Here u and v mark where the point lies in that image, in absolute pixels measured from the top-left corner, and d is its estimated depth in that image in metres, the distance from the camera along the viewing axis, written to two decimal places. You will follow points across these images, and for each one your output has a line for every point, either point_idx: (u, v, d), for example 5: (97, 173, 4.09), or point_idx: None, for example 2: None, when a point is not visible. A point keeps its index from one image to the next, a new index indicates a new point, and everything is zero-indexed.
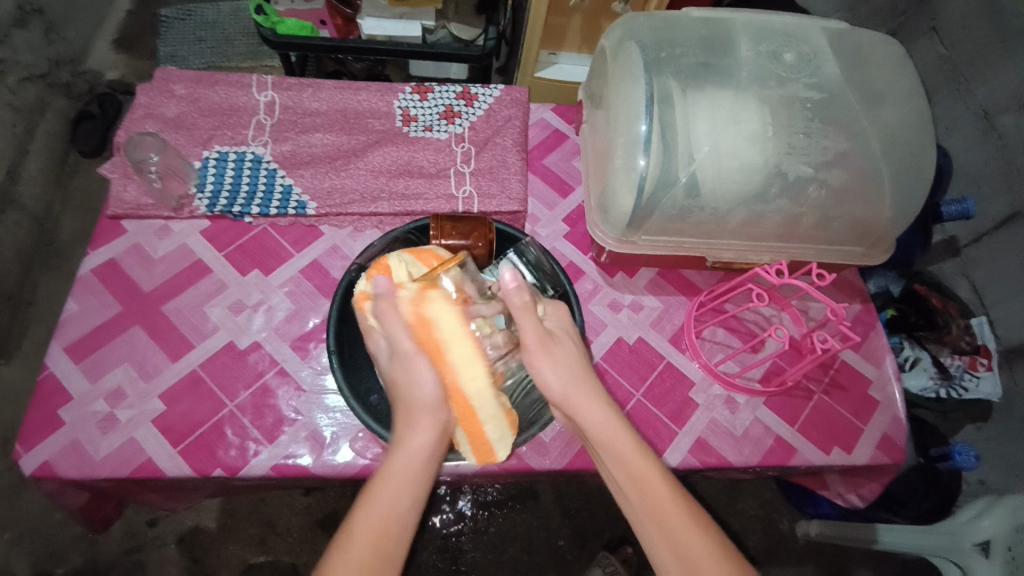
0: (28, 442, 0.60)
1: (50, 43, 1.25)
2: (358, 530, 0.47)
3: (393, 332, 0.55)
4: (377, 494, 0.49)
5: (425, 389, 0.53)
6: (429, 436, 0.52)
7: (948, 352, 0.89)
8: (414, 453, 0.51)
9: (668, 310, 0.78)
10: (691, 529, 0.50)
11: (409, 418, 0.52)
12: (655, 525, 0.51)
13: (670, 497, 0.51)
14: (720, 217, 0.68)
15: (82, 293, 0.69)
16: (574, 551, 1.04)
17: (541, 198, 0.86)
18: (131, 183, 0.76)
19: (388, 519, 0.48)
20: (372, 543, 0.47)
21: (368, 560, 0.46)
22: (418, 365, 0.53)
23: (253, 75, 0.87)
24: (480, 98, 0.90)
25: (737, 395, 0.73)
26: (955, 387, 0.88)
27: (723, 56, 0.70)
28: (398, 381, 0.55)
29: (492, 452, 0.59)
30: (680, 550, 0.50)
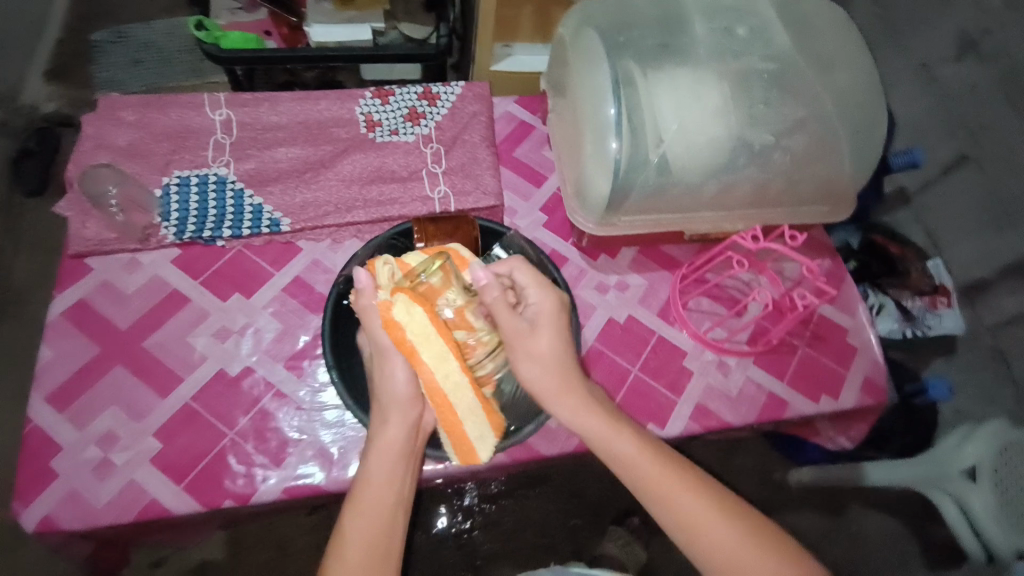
0: (24, 498, 0.58)
1: None
2: (351, 531, 0.51)
3: (376, 330, 0.56)
4: (366, 496, 0.52)
5: (396, 386, 0.56)
6: (399, 429, 0.55)
7: (910, 295, 0.91)
8: (394, 451, 0.55)
9: (652, 286, 0.80)
10: (678, 489, 0.53)
11: (378, 416, 0.56)
12: (651, 491, 0.53)
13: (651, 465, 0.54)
14: (695, 192, 0.70)
15: (55, 338, 0.66)
16: (589, 527, 1.05)
17: (515, 189, 0.86)
18: (90, 219, 0.72)
19: (382, 515, 0.52)
20: (370, 541, 0.50)
21: (366, 555, 0.50)
22: (393, 366, 0.56)
23: (204, 94, 0.84)
24: (443, 97, 0.89)
25: (727, 358, 0.75)
26: (919, 326, 0.90)
27: (680, 34, 0.72)
28: (377, 383, 0.58)
29: (474, 453, 0.59)
30: (673, 510, 0.52)
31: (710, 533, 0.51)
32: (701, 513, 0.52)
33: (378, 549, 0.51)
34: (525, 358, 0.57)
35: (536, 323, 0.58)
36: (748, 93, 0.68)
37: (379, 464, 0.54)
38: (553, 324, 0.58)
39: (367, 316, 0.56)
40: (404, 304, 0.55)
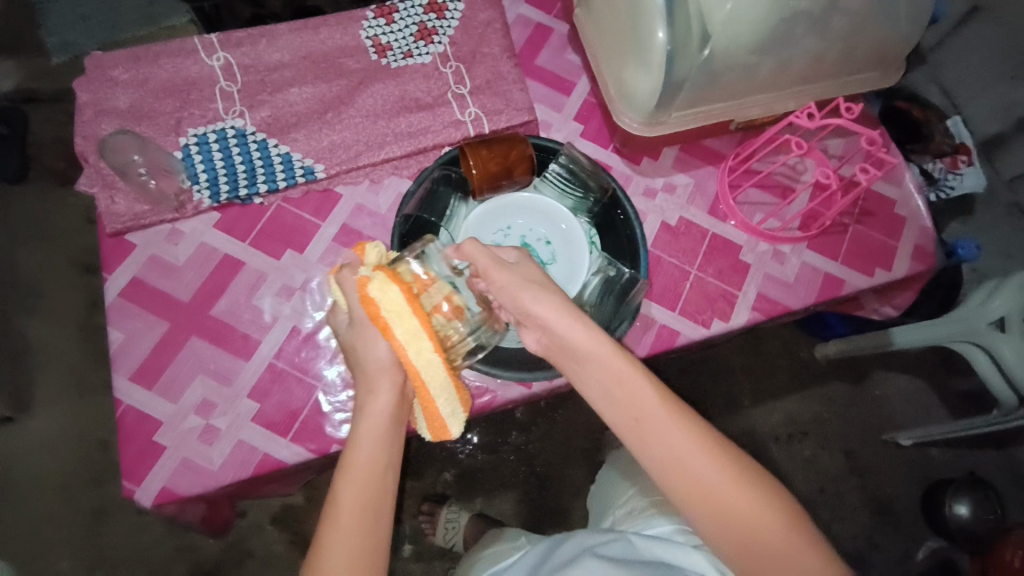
0: (136, 476, 0.60)
1: None
2: (345, 498, 0.47)
3: (355, 305, 0.52)
4: (352, 466, 0.48)
5: (380, 358, 0.51)
6: (388, 398, 0.51)
7: (931, 159, 0.94)
8: (381, 422, 0.50)
9: (700, 183, 0.79)
10: (674, 431, 0.47)
11: (368, 383, 0.52)
12: (649, 439, 0.47)
13: (654, 410, 0.48)
14: (747, 72, 0.67)
15: (121, 320, 0.66)
16: None
17: (546, 101, 0.82)
18: (117, 193, 0.69)
19: (369, 488, 0.47)
20: (362, 506, 0.47)
21: (358, 522, 0.46)
22: (371, 340, 0.52)
23: (194, 38, 0.76)
24: (451, 7, 0.82)
25: (782, 246, 0.76)
26: (942, 189, 0.94)
27: None
28: (357, 358, 0.54)
29: (444, 429, 0.53)
30: (668, 459, 0.47)
31: (709, 480, 0.46)
32: (699, 462, 0.46)
33: (361, 530, 0.46)
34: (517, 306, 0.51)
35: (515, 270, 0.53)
36: None
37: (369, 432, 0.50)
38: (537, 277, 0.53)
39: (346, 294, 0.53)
40: (379, 280, 0.50)
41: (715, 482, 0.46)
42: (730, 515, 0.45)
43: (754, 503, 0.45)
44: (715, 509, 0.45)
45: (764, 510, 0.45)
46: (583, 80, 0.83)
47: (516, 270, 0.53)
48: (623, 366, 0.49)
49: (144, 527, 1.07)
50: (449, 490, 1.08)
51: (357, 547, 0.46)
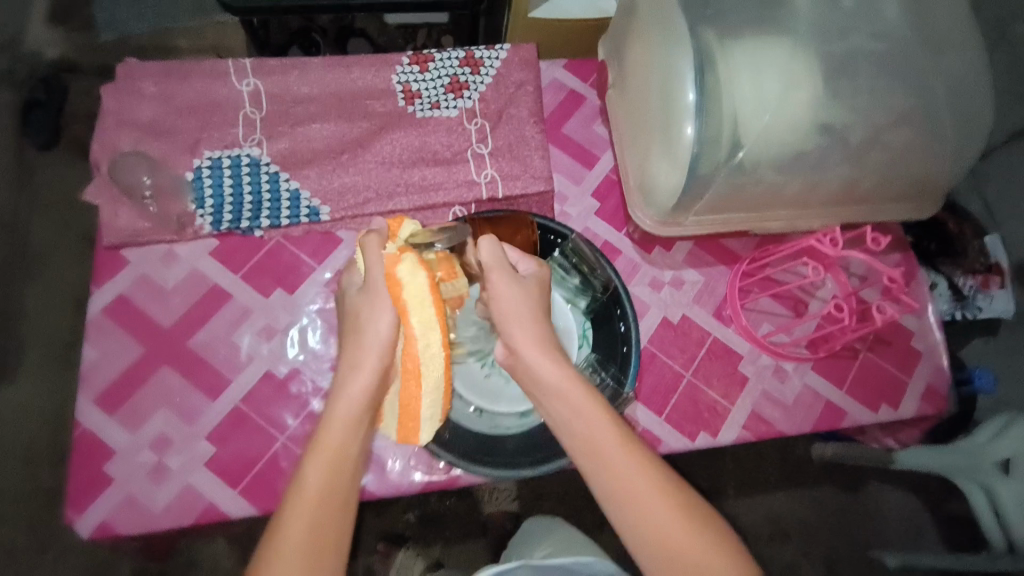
0: (79, 505, 0.59)
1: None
2: (312, 478, 0.43)
3: (370, 273, 0.47)
4: (319, 449, 0.44)
5: (377, 331, 0.46)
6: (370, 380, 0.46)
7: (961, 273, 0.87)
8: (356, 403, 0.46)
9: (710, 282, 0.76)
10: (631, 466, 0.46)
11: (353, 358, 0.46)
12: (604, 476, 0.46)
13: (610, 448, 0.46)
14: (776, 187, 0.64)
15: (98, 337, 0.65)
16: None
17: (565, 172, 0.80)
18: (121, 207, 0.69)
19: (333, 478, 0.44)
20: (327, 492, 0.43)
21: (319, 510, 0.42)
22: (377, 312, 0.46)
23: (228, 60, 0.76)
24: (487, 63, 0.81)
25: (786, 363, 0.73)
26: (970, 307, 0.86)
27: (777, 8, 0.62)
28: (353, 330, 0.48)
29: (413, 434, 0.51)
30: (623, 494, 0.45)
31: (661, 522, 0.45)
32: (651, 499, 0.45)
33: (320, 526, 0.42)
34: (511, 318, 0.49)
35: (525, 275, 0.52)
36: (849, 80, 0.60)
37: (340, 411, 0.46)
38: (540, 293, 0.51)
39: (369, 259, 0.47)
40: (409, 263, 0.46)
41: (664, 522, 0.45)
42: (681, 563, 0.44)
43: (704, 547, 0.44)
44: (668, 557, 0.44)
45: (714, 553, 0.44)
46: (608, 156, 0.81)
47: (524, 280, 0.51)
48: (581, 399, 0.47)
49: None
50: (410, 532, 1.04)
51: (315, 528, 0.42)
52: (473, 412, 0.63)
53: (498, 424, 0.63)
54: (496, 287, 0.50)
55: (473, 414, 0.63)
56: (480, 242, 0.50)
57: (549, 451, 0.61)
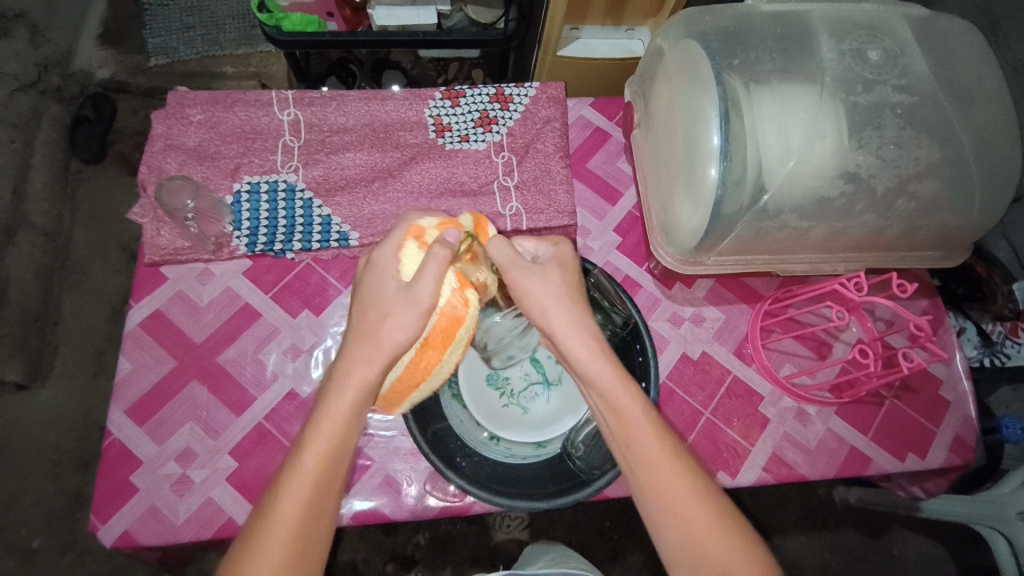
0: (104, 513, 0.60)
1: (37, 47, 1.27)
2: (306, 460, 0.45)
3: (421, 289, 0.47)
4: (316, 430, 0.46)
5: (396, 337, 0.47)
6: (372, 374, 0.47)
7: (990, 319, 0.86)
8: (355, 394, 0.47)
9: (730, 320, 0.76)
10: (668, 466, 0.47)
11: (367, 354, 0.47)
12: (637, 467, 0.48)
13: (646, 443, 0.48)
14: (797, 231, 0.64)
15: (133, 350, 0.67)
16: (619, 530, 1.09)
17: (589, 206, 0.82)
18: (164, 226, 0.72)
19: (324, 464, 0.45)
20: (321, 472, 0.45)
21: (310, 490, 0.45)
22: (393, 317, 0.47)
23: (271, 91, 0.81)
24: (516, 100, 0.83)
25: (808, 407, 0.72)
26: (998, 354, 0.85)
27: (802, 59, 0.63)
28: (364, 327, 0.48)
29: (394, 406, 0.55)
30: (659, 490, 0.47)
31: (690, 521, 0.47)
32: (683, 496, 0.47)
33: (320, 480, 0.45)
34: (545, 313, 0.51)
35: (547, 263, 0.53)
36: (875, 131, 0.61)
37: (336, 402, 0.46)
38: (564, 280, 0.52)
39: (433, 274, 0.47)
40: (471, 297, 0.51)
41: (693, 520, 0.47)
42: (697, 558, 0.46)
43: (725, 550, 0.46)
44: (688, 550, 0.46)
45: (733, 556, 0.46)
46: (631, 193, 0.83)
47: (549, 273, 0.52)
48: (619, 393, 0.49)
49: None
50: (419, 555, 1.04)
51: (306, 506, 0.44)
52: (489, 440, 0.63)
53: (514, 454, 0.63)
54: (520, 293, 0.51)
55: (489, 442, 0.63)
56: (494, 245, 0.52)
57: (564, 486, 0.60)
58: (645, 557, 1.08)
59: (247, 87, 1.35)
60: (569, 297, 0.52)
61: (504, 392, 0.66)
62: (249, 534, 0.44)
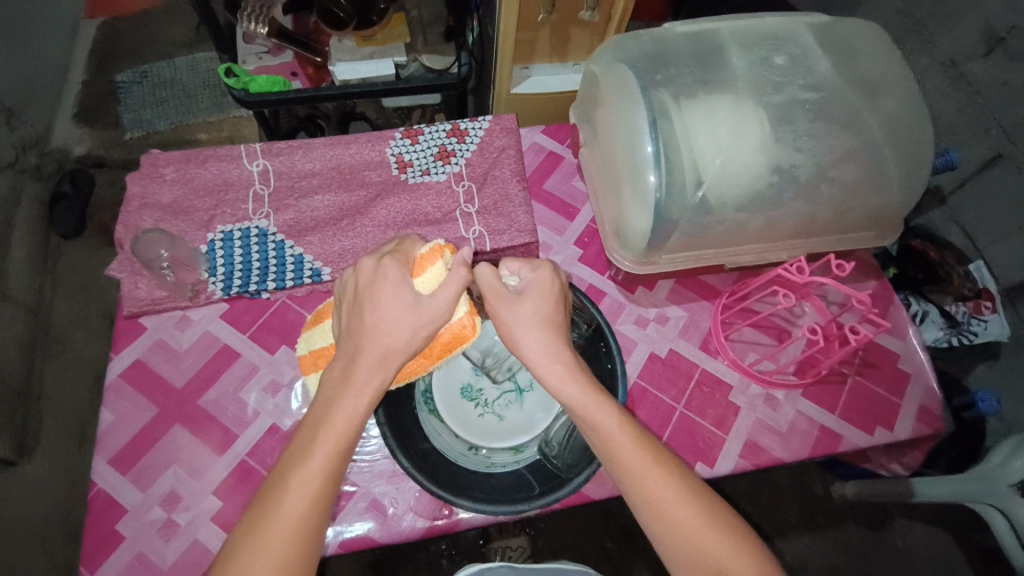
0: (91, 563, 0.60)
1: (12, 129, 1.33)
2: (321, 446, 0.47)
3: (440, 308, 0.52)
4: (335, 419, 0.48)
5: (407, 345, 0.51)
6: (377, 379, 0.50)
7: (952, 300, 0.92)
8: (366, 394, 0.49)
9: (693, 316, 0.79)
10: (652, 469, 0.51)
11: (377, 362, 0.50)
12: (624, 480, 0.51)
13: (631, 458, 0.51)
14: (738, 225, 0.70)
15: (114, 401, 0.69)
16: (622, 548, 1.08)
17: (549, 224, 0.86)
18: (142, 279, 0.75)
19: (338, 451, 0.48)
20: (333, 459, 0.47)
21: (320, 477, 0.47)
22: (407, 328, 0.51)
23: (241, 145, 0.86)
24: (471, 133, 0.90)
25: (775, 391, 0.75)
26: (965, 332, 0.91)
27: (718, 70, 0.70)
28: (368, 336, 0.51)
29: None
30: (648, 493, 0.50)
31: (683, 519, 0.50)
32: (672, 495, 0.50)
33: (332, 469, 0.48)
34: (516, 338, 0.55)
35: (524, 292, 0.56)
36: (790, 126, 0.67)
37: (349, 400, 0.49)
38: (551, 298, 0.57)
39: (455, 295, 0.53)
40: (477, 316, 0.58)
41: (684, 517, 0.50)
42: (693, 552, 0.49)
43: (717, 540, 0.49)
44: (685, 545, 0.49)
45: (723, 545, 0.49)
46: (587, 208, 0.88)
47: (522, 304, 0.56)
48: (596, 413, 0.52)
49: None
50: None
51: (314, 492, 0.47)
52: (468, 451, 0.65)
53: (493, 463, 0.65)
54: (508, 314, 0.56)
55: (469, 453, 0.65)
56: (485, 273, 0.57)
57: (546, 487, 0.61)
58: (650, 571, 1.07)
59: (223, 144, 1.42)
60: (557, 313, 0.57)
61: (478, 403, 0.68)
62: (258, 514, 0.46)
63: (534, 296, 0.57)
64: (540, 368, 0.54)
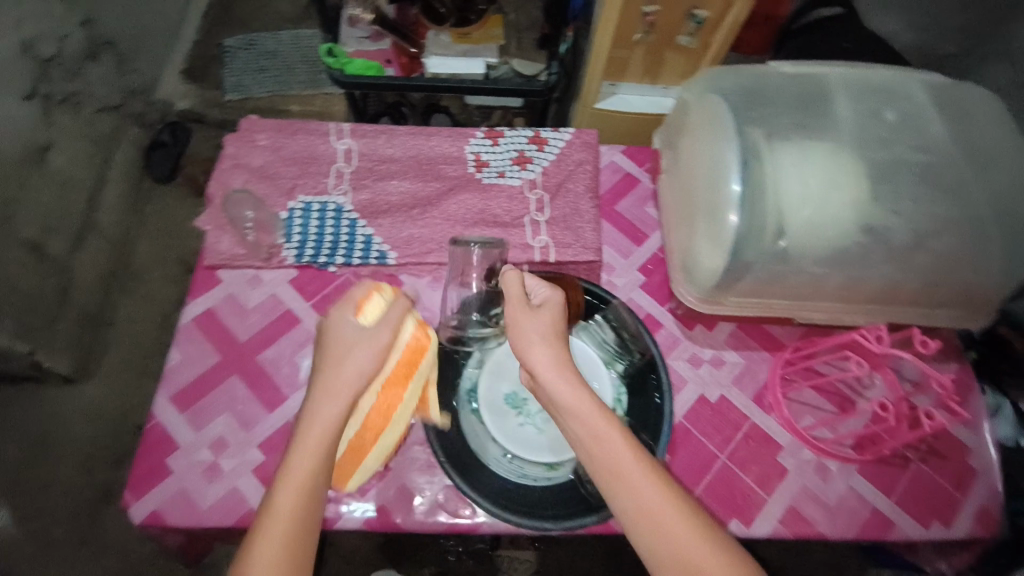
0: (138, 490, 0.64)
1: (122, 74, 1.41)
2: (282, 494, 0.51)
3: (382, 329, 0.58)
4: (296, 457, 0.52)
5: (357, 369, 0.56)
6: (335, 409, 0.54)
7: None
8: (325, 432, 0.53)
9: (750, 365, 0.77)
10: (650, 485, 0.52)
11: (329, 392, 0.55)
12: (619, 490, 0.52)
13: (631, 467, 0.52)
14: (813, 279, 0.67)
15: (184, 343, 0.73)
16: None
17: (615, 246, 0.86)
18: (224, 234, 0.80)
19: (304, 493, 0.52)
20: (302, 502, 0.51)
21: (296, 515, 0.51)
22: (361, 350, 0.56)
23: (331, 123, 0.90)
24: (551, 142, 0.90)
25: (828, 461, 0.72)
26: None
27: (822, 117, 0.68)
28: (323, 370, 0.56)
29: (346, 478, 0.62)
30: (646, 510, 0.51)
31: (682, 539, 0.50)
32: (669, 511, 0.51)
33: (302, 509, 0.51)
34: (531, 345, 0.58)
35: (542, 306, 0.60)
36: (889, 186, 0.65)
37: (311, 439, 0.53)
38: (556, 315, 0.60)
39: (392, 317, 0.58)
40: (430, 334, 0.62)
41: (681, 534, 0.50)
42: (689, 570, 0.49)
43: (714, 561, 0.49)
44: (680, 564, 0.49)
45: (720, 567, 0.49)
46: (656, 236, 0.87)
47: (542, 313, 0.59)
48: (599, 422, 0.54)
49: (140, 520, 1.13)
50: None
51: (294, 530, 0.50)
52: (502, 456, 0.65)
53: (526, 474, 0.65)
54: (518, 322, 0.59)
55: (504, 460, 0.65)
56: (506, 276, 0.62)
57: (571, 507, 0.63)
58: None
59: (311, 117, 1.49)
60: (553, 322, 0.60)
61: (522, 412, 0.68)
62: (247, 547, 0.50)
63: (552, 310, 0.61)
64: (544, 376, 0.56)
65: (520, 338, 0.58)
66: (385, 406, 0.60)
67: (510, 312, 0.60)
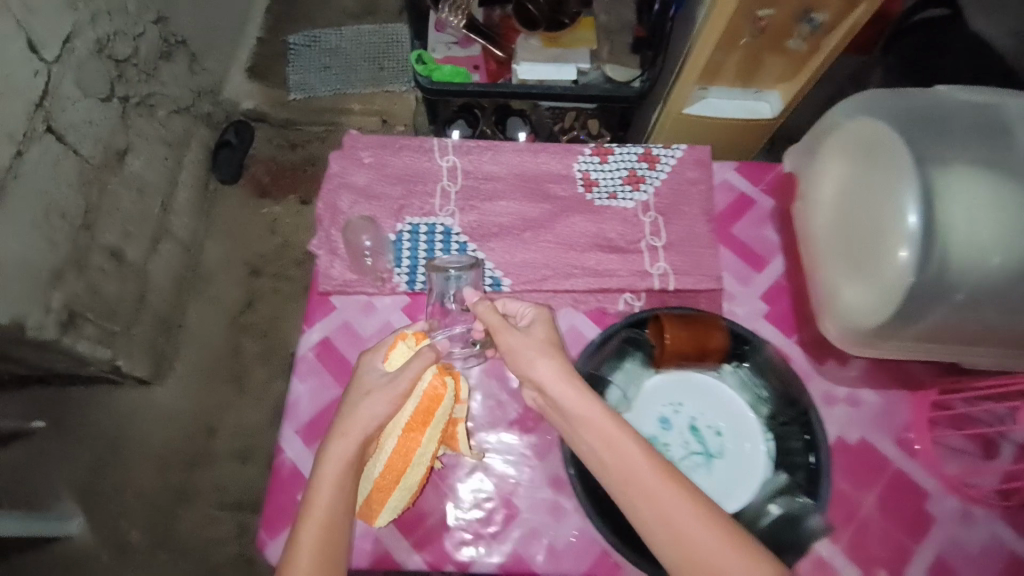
0: (273, 530, 0.64)
1: (194, 74, 1.39)
2: (306, 528, 0.51)
3: (400, 377, 0.56)
4: (317, 489, 0.52)
5: (373, 412, 0.55)
6: (352, 448, 0.54)
7: None
8: (345, 471, 0.53)
9: (889, 406, 0.72)
10: (665, 488, 0.51)
11: (345, 431, 0.54)
12: (639, 498, 0.51)
13: (646, 473, 0.51)
14: (985, 324, 0.62)
15: (304, 374, 0.72)
16: None
17: (734, 272, 0.81)
18: (337, 259, 0.78)
19: (328, 525, 0.51)
20: (323, 538, 0.51)
21: (320, 549, 0.51)
22: (376, 395, 0.56)
23: (434, 139, 0.87)
24: (663, 160, 0.86)
25: (975, 508, 0.68)
26: None
27: (1008, 147, 0.62)
28: (344, 411, 0.56)
29: (373, 514, 0.61)
30: (665, 513, 0.50)
31: (698, 540, 0.49)
32: (685, 512, 0.50)
33: (327, 542, 0.51)
34: (531, 360, 0.57)
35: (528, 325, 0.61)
36: None
37: (328, 476, 0.53)
38: (546, 332, 0.60)
39: (415, 364, 0.57)
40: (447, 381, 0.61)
41: (698, 536, 0.49)
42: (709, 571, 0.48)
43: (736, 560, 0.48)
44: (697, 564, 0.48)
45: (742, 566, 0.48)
46: (778, 262, 0.81)
47: (531, 331, 0.60)
48: (613, 429, 0.54)
49: (214, 522, 1.14)
50: None
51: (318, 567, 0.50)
52: None
53: None
54: (507, 339, 0.59)
55: None
56: (478, 310, 0.60)
57: None
58: None
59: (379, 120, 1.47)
60: (546, 339, 0.59)
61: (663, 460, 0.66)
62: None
63: (540, 328, 0.61)
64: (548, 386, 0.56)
65: (517, 355, 0.58)
66: (407, 448, 0.60)
67: (496, 333, 0.60)
